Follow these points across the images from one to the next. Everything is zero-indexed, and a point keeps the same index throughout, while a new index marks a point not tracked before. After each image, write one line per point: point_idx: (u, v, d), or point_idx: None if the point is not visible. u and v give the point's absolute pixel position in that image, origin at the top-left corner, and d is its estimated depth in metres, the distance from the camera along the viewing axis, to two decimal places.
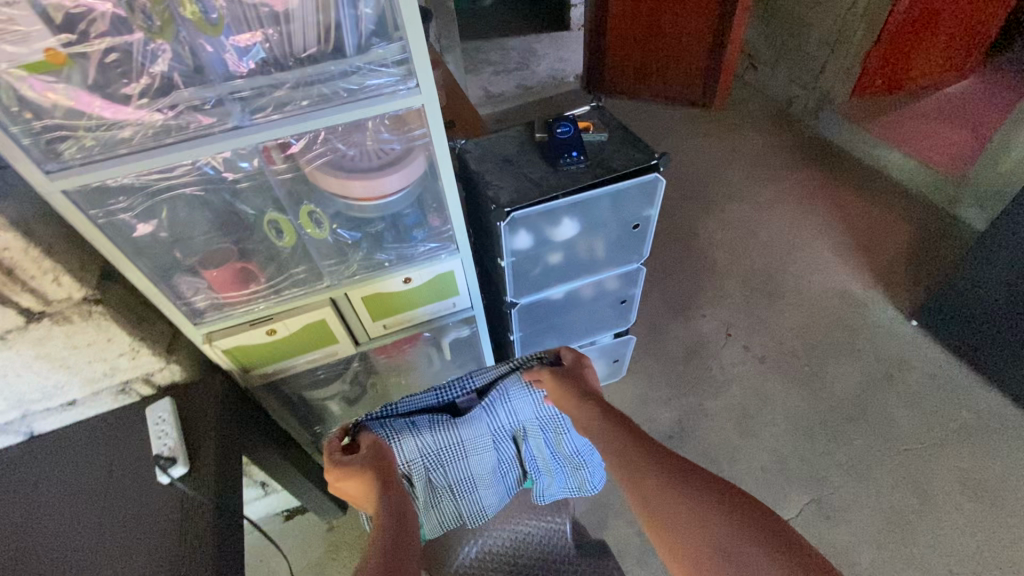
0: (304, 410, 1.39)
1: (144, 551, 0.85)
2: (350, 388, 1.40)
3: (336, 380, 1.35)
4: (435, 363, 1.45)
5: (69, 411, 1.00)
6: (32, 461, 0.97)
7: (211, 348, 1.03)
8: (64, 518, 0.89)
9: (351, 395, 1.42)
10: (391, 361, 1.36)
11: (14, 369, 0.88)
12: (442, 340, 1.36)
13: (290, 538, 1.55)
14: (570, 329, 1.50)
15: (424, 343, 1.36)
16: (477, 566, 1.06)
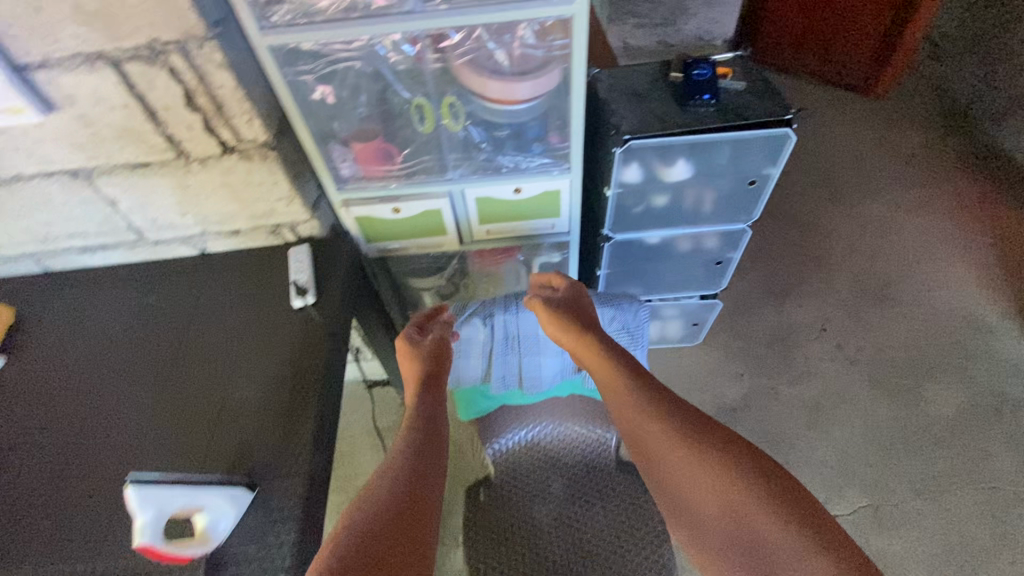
0: (402, 293, 1.56)
1: (261, 359, 1.03)
2: (445, 284, 1.54)
3: (434, 274, 1.50)
4: (523, 281, 1.56)
5: (233, 240, 1.23)
6: (203, 270, 1.22)
7: (347, 213, 1.21)
8: (219, 313, 1.11)
9: (444, 292, 1.57)
10: (485, 268, 1.49)
11: (204, 190, 1.11)
12: (533, 259, 1.46)
13: (368, 404, 1.78)
14: (657, 278, 1.53)
15: (517, 259, 1.47)
16: (525, 451, 1.14)
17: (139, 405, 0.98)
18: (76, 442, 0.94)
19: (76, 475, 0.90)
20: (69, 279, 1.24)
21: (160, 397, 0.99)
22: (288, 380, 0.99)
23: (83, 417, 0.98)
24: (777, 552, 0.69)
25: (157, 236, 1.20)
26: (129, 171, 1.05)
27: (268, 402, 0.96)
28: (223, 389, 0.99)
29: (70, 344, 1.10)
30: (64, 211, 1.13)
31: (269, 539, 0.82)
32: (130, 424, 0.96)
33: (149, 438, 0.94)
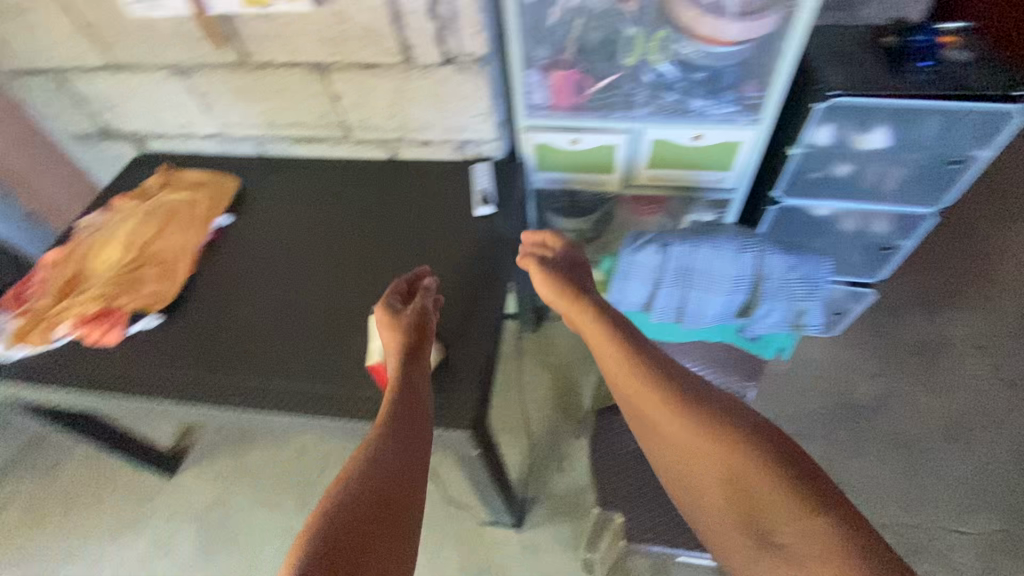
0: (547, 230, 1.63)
1: (448, 259, 1.15)
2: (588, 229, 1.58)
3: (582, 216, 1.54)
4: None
5: (423, 148, 1.35)
6: (394, 171, 1.36)
7: (527, 139, 1.28)
8: (411, 213, 1.26)
9: (586, 237, 1.61)
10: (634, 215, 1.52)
11: (415, 98, 1.23)
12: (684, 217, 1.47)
13: None
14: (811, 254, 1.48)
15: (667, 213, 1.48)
16: None
17: (347, 283, 1.15)
18: (300, 304, 1.13)
19: (302, 329, 1.09)
20: (280, 162, 1.43)
21: (364, 280, 1.15)
22: (471, 281, 1.11)
23: (303, 285, 1.16)
24: (769, 517, 0.67)
25: (361, 136, 1.35)
26: (360, 69, 1.19)
27: (455, 296, 1.09)
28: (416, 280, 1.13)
29: (287, 220, 1.29)
30: (294, 101, 1.29)
31: (454, 401, 0.94)
32: (342, 298, 1.13)
33: (357, 310, 1.10)
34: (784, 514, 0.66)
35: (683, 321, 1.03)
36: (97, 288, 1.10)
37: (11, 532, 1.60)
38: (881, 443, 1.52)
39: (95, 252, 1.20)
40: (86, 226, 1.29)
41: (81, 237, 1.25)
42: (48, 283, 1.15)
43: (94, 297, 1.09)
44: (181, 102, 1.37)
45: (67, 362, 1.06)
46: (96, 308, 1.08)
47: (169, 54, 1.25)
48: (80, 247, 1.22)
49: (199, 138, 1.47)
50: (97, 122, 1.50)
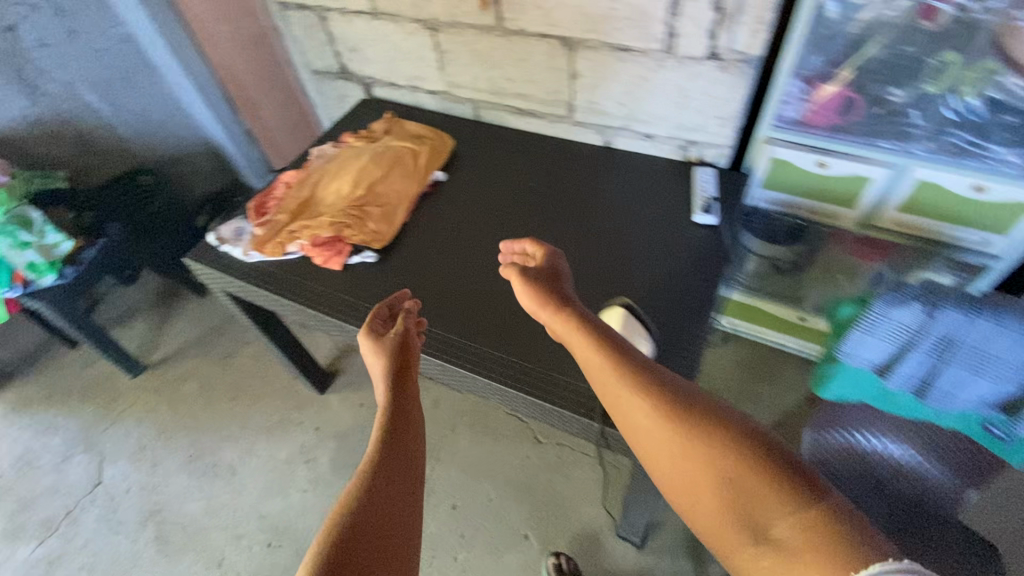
0: None
1: (660, 265, 1.08)
2: (785, 258, 1.39)
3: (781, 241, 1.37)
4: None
5: (642, 143, 1.30)
6: (606, 160, 1.32)
7: (766, 152, 1.17)
8: (622, 208, 1.21)
9: (778, 266, 1.42)
10: (846, 258, 1.37)
11: (657, 90, 1.17)
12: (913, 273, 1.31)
13: None
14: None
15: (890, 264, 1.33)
16: (851, 453, 0.94)
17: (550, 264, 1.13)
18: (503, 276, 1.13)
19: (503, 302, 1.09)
20: (493, 130, 1.45)
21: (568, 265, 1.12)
22: (683, 291, 1.03)
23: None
24: (767, 514, 0.51)
25: (582, 118, 1.32)
26: (611, 51, 1.15)
27: (664, 304, 1.02)
28: (622, 277, 1.07)
29: (495, 190, 1.31)
30: (528, 72, 1.29)
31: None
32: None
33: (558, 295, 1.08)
34: (775, 500, 0.52)
35: (929, 400, 0.83)
36: (328, 217, 1.19)
37: (188, 404, 1.84)
38: None
39: (326, 181, 1.29)
40: (318, 156, 1.40)
41: (315, 166, 1.36)
42: (284, 201, 1.26)
43: (326, 224, 1.18)
44: (420, 56, 1.43)
45: (295, 278, 1.16)
46: (327, 235, 1.16)
47: (427, 9, 1.30)
48: (314, 173, 1.32)
49: (422, 93, 1.53)
50: (337, 63, 1.62)
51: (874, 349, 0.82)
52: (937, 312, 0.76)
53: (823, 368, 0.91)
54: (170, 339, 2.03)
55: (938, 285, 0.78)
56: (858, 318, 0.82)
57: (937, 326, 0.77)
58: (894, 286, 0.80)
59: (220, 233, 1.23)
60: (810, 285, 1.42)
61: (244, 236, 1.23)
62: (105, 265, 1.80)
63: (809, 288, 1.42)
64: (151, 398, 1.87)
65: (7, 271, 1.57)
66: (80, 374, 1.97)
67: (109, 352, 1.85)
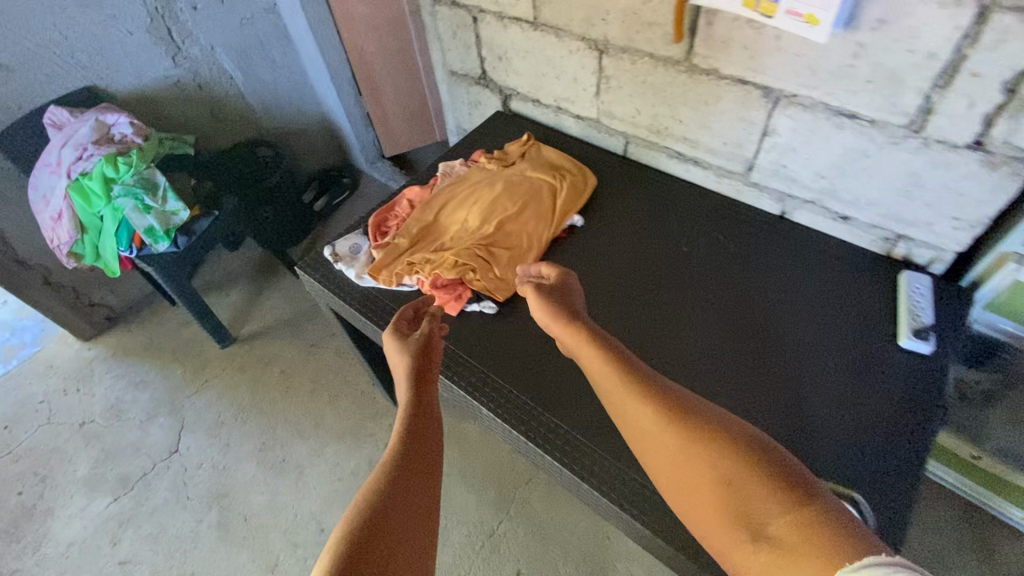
0: None
1: (849, 401, 0.86)
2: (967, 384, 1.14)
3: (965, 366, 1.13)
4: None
5: (830, 223, 1.07)
6: (779, 237, 1.10)
7: (1008, 271, 0.90)
8: (797, 308, 0.99)
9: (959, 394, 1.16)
10: None
11: (876, 170, 0.93)
12: None
13: None
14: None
15: None
16: None
17: (702, 366, 0.93)
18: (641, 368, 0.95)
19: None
20: (643, 174, 1.27)
21: (725, 372, 0.92)
22: (879, 447, 0.81)
23: (648, 344, 0.97)
24: (754, 505, 0.52)
25: (761, 181, 1.11)
26: (828, 114, 0.92)
27: (854, 459, 0.80)
28: (795, 406, 0.87)
29: (638, 251, 1.12)
30: (706, 117, 1.09)
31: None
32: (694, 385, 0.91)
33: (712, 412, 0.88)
34: (774, 501, 0.51)
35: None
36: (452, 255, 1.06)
37: (268, 388, 1.83)
38: None
39: (454, 210, 1.17)
40: (447, 177, 1.28)
41: (442, 188, 1.24)
42: (407, 226, 1.15)
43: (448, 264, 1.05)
44: (575, 76, 1.26)
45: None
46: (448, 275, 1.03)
47: (599, 28, 1.12)
48: (441, 197, 1.20)
49: (567, 116, 1.37)
50: (479, 68, 1.48)
51: None
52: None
53: None
54: (261, 315, 2.04)
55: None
56: None
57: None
58: None
59: (337, 249, 1.13)
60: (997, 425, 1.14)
61: (360, 256, 1.13)
62: (215, 236, 1.80)
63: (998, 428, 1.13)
64: (236, 373, 1.88)
65: (126, 232, 1.59)
66: (176, 333, 2.01)
67: (205, 321, 1.86)
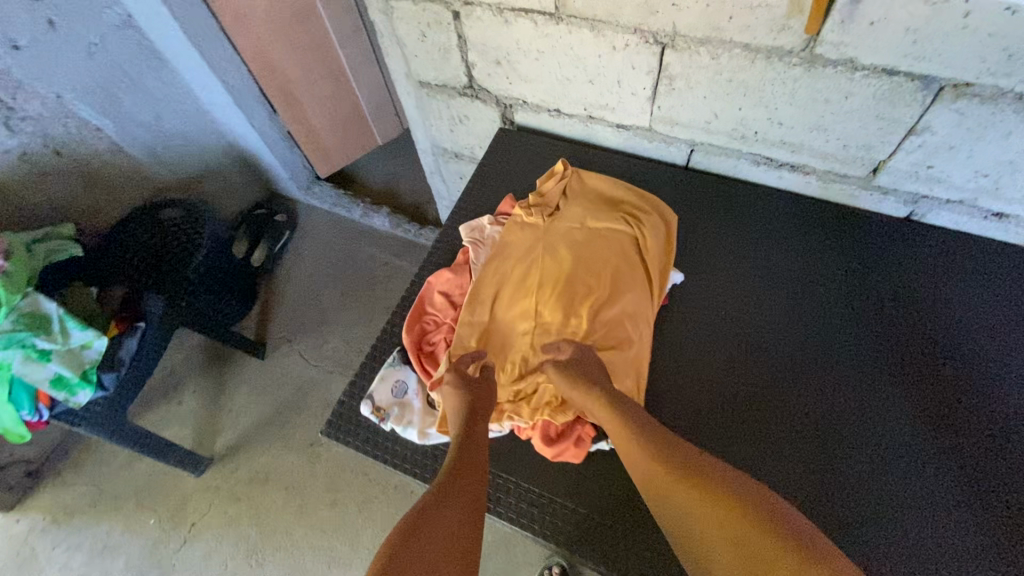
0: None
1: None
2: None
3: None
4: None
5: (977, 221, 0.88)
6: (922, 248, 0.90)
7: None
8: (996, 353, 0.79)
9: None
10: None
11: None
12: None
13: None
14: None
15: None
16: None
17: (929, 454, 0.72)
18: (855, 474, 0.72)
19: (883, 531, 0.68)
20: (718, 188, 1.01)
21: (951, 465, 0.71)
22: None
23: (845, 435, 0.75)
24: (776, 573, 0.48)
25: (889, 184, 0.89)
26: (1019, 104, 0.70)
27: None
28: None
29: (767, 304, 0.88)
30: (824, 117, 0.83)
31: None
32: (928, 483, 0.70)
33: (972, 520, 0.68)
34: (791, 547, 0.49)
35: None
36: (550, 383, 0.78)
37: (276, 513, 1.48)
38: None
39: (517, 307, 0.87)
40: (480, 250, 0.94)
41: (484, 270, 0.90)
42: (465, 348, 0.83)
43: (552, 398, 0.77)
44: (619, 79, 0.94)
45: (531, 494, 0.75)
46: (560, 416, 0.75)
47: (664, 16, 0.80)
48: (491, 289, 0.88)
49: (601, 125, 1.06)
50: (464, 76, 1.11)
51: None
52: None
53: None
54: (233, 420, 1.64)
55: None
56: None
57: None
58: None
59: (375, 400, 0.81)
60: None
61: (409, 400, 0.82)
62: (149, 353, 1.36)
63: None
64: (231, 503, 1.51)
65: (27, 392, 1.13)
66: (127, 473, 1.58)
67: (170, 455, 1.46)
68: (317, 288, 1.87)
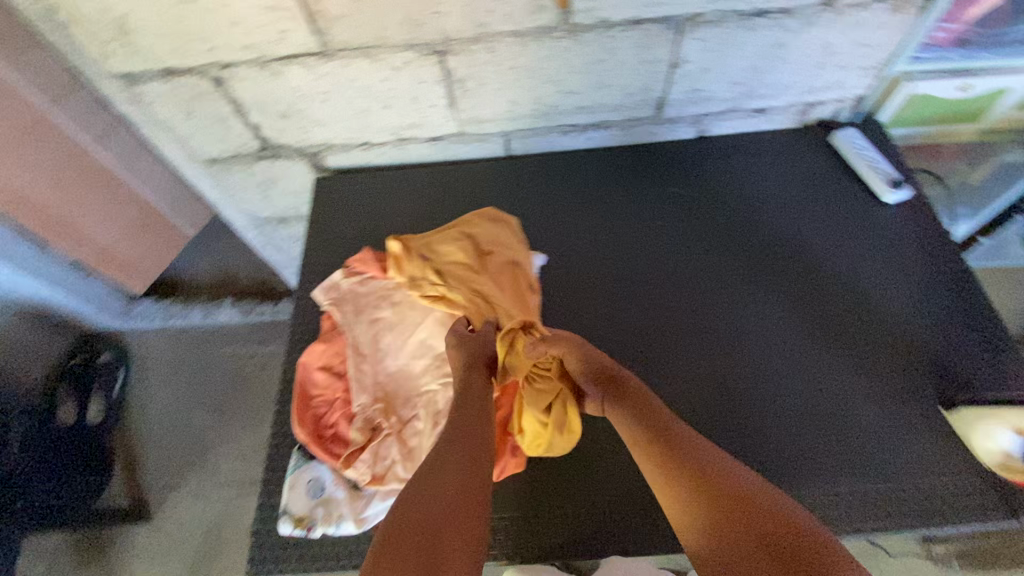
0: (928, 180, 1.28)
1: (900, 271, 0.88)
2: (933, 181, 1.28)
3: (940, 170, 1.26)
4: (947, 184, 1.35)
5: (749, 122, 1.02)
6: (718, 158, 1.03)
7: (904, 91, 0.97)
8: (795, 220, 0.96)
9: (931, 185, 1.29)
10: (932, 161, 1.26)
11: (792, 54, 0.88)
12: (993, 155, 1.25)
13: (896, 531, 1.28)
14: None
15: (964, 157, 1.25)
16: None
17: (788, 325, 0.85)
18: (746, 366, 0.82)
19: (775, 395, 0.79)
20: (542, 164, 1.06)
21: (798, 319, 0.86)
22: (954, 304, 0.85)
23: (721, 330, 0.86)
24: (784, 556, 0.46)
25: (675, 114, 1.00)
26: (741, 20, 0.82)
27: (951, 316, 0.84)
28: (871, 302, 0.86)
29: (623, 255, 0.95)
30: (603, 75, 0.91)
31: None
32: (789, 340, 0.84)
33: (836, 364, 0.81)
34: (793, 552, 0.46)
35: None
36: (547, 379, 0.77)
37: None
38: None
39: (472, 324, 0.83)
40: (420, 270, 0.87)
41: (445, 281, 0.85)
42: (471, 353, 0.76)
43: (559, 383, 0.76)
44: (414, 95, 0.94)
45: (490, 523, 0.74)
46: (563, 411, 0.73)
47: (432, 26, 0.82)
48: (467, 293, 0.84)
49: (415, 143, 1.04)
50: (255, 138, 1.03)
51: None
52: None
53: None
54: None
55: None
56: None
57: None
58: None
59: (293, 512, 0.72)
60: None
61: (331, 494, 0.74)
62: None
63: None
64: None
65: None
66: None
67: None
68: (182, 417, 1.59)
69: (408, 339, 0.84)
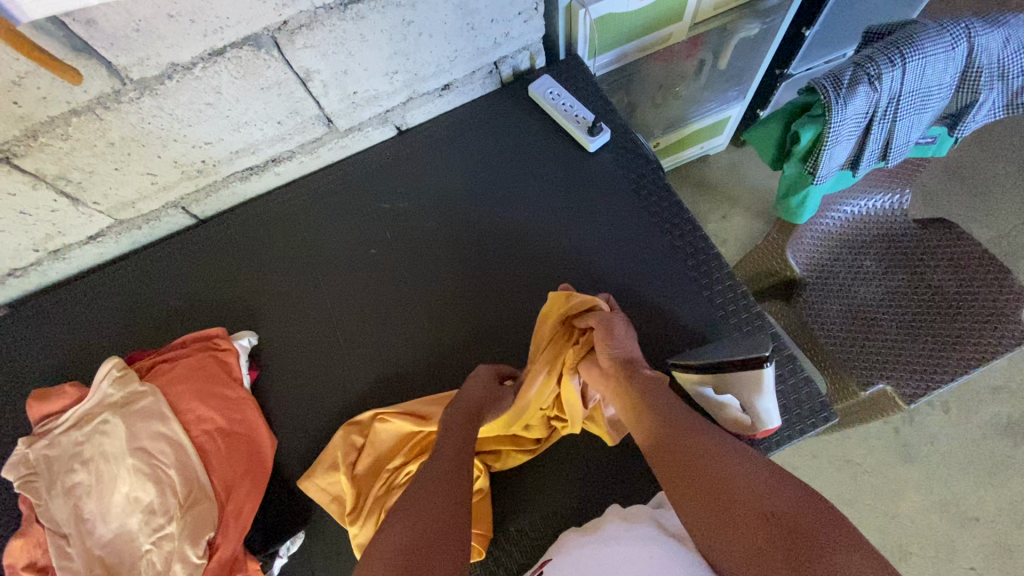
0: (645, 87, 1.30)
1: (613, 221, 0.83)
2: (649, 87, 1.30)
3: (655, 73, 1.26)
4: (702, 76, 1.30)
5: (442, 100, 0.92)
6: (423, 149, 0.93)
7: (583, 19, 0.86)
8: (510, 195, 0.88)
9: (654, 90, 1.31)
10: (663, 63, 1.22)
11: (431, 23, 0.76)
12: (729, 39, 1.18)
13: None
14: (852, 28, 1.25)
15: (701, 47, 1.20)
16: None
17: (519, 330, 0.80)
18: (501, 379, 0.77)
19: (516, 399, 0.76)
20: (237, 217, 0.92)
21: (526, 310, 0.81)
22: (666, 241, 0.81)
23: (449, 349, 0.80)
24: (814, 536, 0.44)
25: (353, 121, 0.87)
26: (338, 12, 0.68)
27: (670, 262, 0.80)
28: (591, 268, 0.81)
29: (344, 304, 0.85)
30: (230, 115, 0.75)
31: (783, 382, 0.75)
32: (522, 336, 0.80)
33: None
34: (826, 537, 0.44)
35: (889, 160, 0.86)
36: (344, 482, 0.70)
37: None
38: (1002, 165, 1.39)
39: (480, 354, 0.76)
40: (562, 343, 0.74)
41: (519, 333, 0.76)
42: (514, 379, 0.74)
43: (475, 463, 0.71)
44: (20, 210, 0.74)
45: None
46: None
47: None
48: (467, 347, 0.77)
49: (73, 250, 0.86)
50: None
51: (843, 149, 0.82)
52: (880, 79, 0.77)
53: (795, 196, 0.90)
54: None
55: (860, 59, 0.79)
56: (822, 134, 0.79)
57: (886, 89, 0.77)
58: (830, 86, 0.77)
59: None
60: (649, 115, 1.34)
61: None
62: None
63: (648, 117, 1.34)
64: None
65: None
66: None
67: None
68: None
69: (111, 499, 0.70)
